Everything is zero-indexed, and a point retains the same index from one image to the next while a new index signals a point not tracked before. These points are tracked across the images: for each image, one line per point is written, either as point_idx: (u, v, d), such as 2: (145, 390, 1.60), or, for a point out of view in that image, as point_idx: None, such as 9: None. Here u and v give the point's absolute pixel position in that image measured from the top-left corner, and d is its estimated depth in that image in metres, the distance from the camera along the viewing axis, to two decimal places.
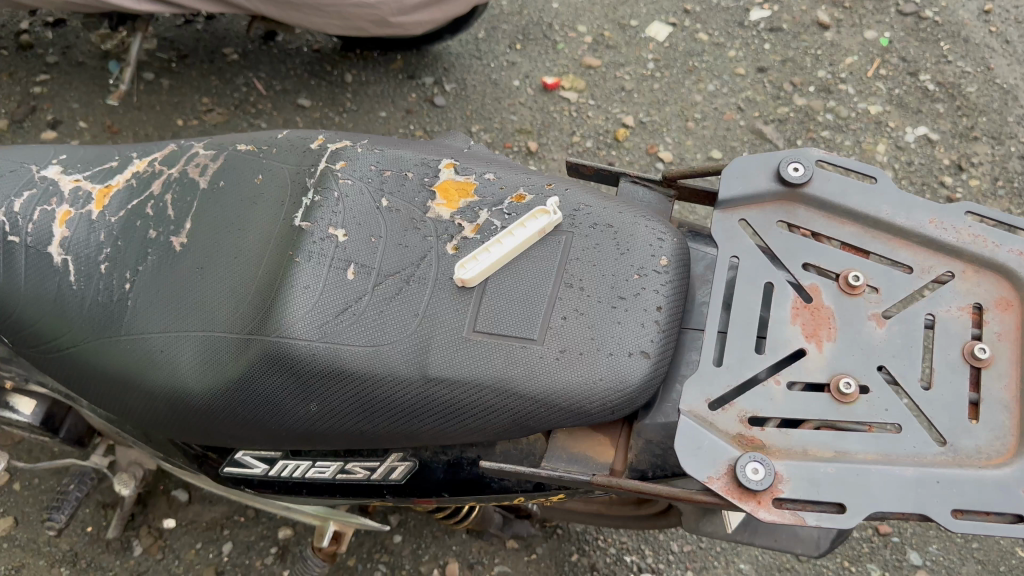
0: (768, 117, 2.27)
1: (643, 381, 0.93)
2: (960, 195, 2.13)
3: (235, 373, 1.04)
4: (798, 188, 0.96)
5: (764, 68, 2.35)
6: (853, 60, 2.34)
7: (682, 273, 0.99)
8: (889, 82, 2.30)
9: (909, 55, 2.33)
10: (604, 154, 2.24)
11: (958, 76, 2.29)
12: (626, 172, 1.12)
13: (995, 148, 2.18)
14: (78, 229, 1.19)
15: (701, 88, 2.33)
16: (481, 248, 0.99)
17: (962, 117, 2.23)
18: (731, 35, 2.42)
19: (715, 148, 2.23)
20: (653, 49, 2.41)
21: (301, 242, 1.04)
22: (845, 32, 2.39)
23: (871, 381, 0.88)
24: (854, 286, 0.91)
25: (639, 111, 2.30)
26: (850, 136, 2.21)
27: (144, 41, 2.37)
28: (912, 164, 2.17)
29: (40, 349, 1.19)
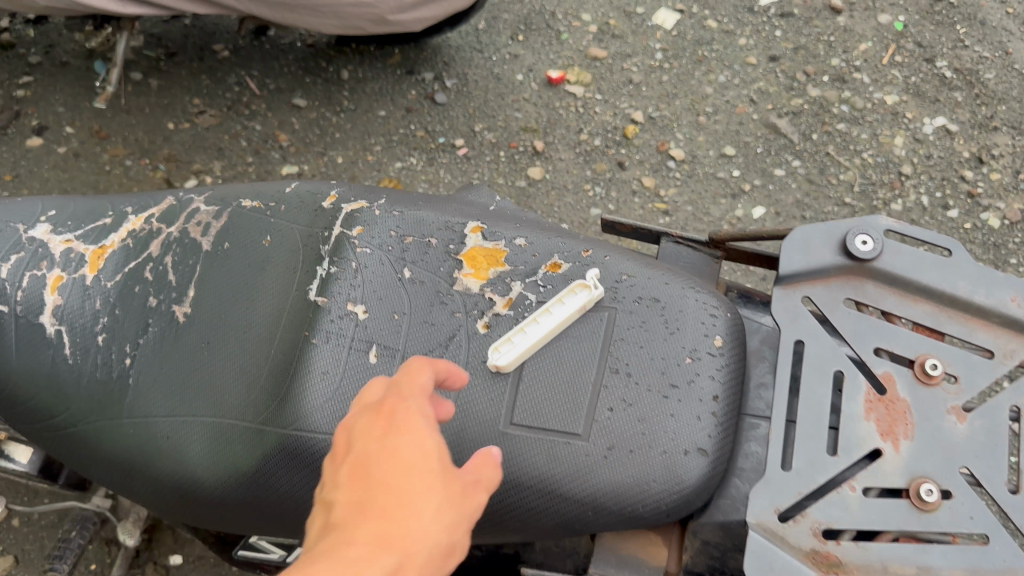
0: (781, 109, 2.04)
1: (700, 482, 0.84)
2: (981, 192, 1.90)
3: (249, 465, 0.95)
4: (866, 263, 0.87)
5: (775, 56, 2.11)
6: (867, 46, 2.10)
7: (739, 354, 0.90)
8: (904, 69, 2.06)
9: (925, 40, 2.09)
10: (612, 153, 2.02)
11: (975, 62, 2.05)
12: (667, 231, 1.04)
13: (1016, 138, 1.96)
14: (71, 297, 1.10)
15: (712, 79, 2.10)
16: (515, 330, 0.91)
17: (980, 105, 2.00)
18: (741, 22, 2.17)
19: (729, 145, 2.01)
20: (661, 38, 2.17)
21: (317, 321, 0.96)
22: (858, 16, 2.15)
23: (953, 485, 0.80)
24: (932, 375, 0.83)
25: (647, 106, 2.07)
26: (866, 129, 2.00)
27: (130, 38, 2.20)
28: (931, 158, 1.95)
29: (34, 426, 1.10)
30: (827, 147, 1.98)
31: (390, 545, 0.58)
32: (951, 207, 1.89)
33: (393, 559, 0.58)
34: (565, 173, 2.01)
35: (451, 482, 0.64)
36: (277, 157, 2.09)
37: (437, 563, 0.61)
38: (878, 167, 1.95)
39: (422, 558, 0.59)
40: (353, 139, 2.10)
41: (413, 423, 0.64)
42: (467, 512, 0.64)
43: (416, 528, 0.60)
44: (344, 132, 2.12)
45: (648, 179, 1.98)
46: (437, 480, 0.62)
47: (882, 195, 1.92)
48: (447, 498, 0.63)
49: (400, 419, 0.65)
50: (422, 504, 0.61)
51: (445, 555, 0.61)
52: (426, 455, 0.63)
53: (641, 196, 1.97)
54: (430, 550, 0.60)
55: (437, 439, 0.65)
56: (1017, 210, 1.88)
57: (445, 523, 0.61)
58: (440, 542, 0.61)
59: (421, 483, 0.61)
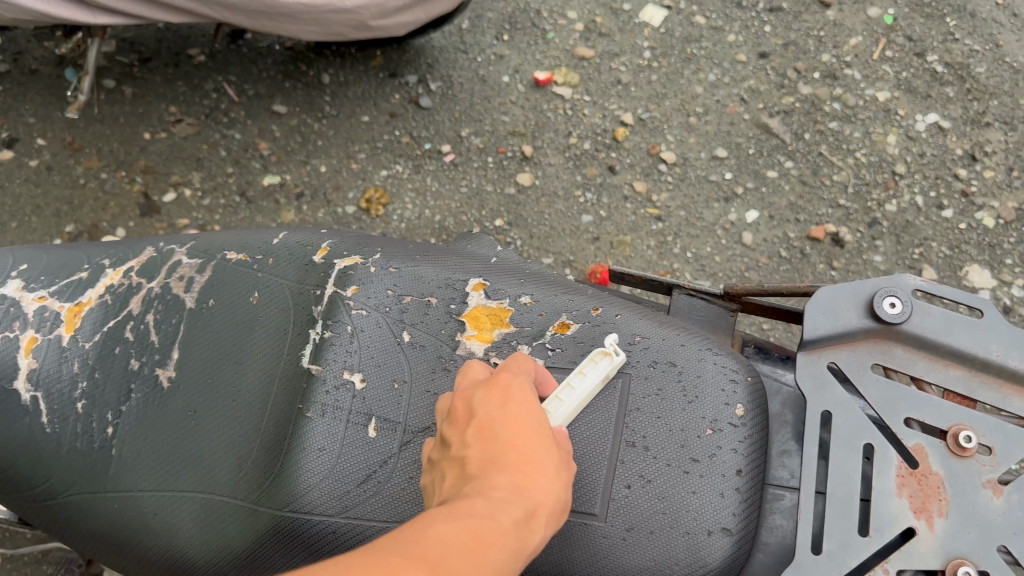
0: (773, 108, 1.99)
1: (724, 565, 0.79)
2: (975, 191, 1.86)
3: (241, 545, 0.89)
4: (894, 326, 0.83)
5: (765, 53, 2.06)
6: (857, 41, 2.05)
7: (761, 423, 0.85)
8: (896, 65, 2.01)
9: (915, 34, 2.04)
10: (603, 157, 1.96)
11: (966, 56, 2.01)
12: (680, 283, 1.00)
13: (1008, 134, 1.91)
14: (47, 360, 1.04)
15: (702, 78, 2.04)
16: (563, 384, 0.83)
17: (971, 101, 1.96)
18: (729, 17, 2.11)
19: (720, 146, 1.96)
20: (648, 36, 2.10)
21: (311, 391, 0.90)
22: (848, 9, 2.09)
23: (991, 566, 0.75)
24: (966, 447, 0.79)
25: (637, 107, 2.01)
26: (859, 127, 1.95)
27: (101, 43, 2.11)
28: (924, 157, 1.90)
29: (13, 497, 1.04)
30: (819, 147, 1.94)
31: (528, 489, 0.65)
32: (946, 207, 1.85)
33: (531, 502, 0.64)
34: (554, 178, 1.95)
35: (560, 449, 0.72)
36: (258, 167, 2.02)
37: (557, 514, 0.67)
38: (871, 167, 1.90)
39: (551, 507, 0.66)
40: (336, 147, 2.04)
41: (525, 395, 0.72)
42: (571, 478, 0.72)
43: (546, 481, 0.66)
44: (327, 140, 2.05)
45: (639, 184, 1.92)
46: (551, 445, 0.70)
47: (876, 196, 1.87)
48: (560, 461, 0.70)
49: (516, 391, 0.73)
50: (544, 460, 0.68)
51: (560, 512, 0.68)
52: (541, 421, 0.71)
53: (633, 201, 1.91)
54: (554, 500, 0.67)
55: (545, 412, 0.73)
56: (1012, 208, 1.83)
57: (562, 482, 0.68)
58: (561, 496, 0.68)
59: (543, 442, 0.69)
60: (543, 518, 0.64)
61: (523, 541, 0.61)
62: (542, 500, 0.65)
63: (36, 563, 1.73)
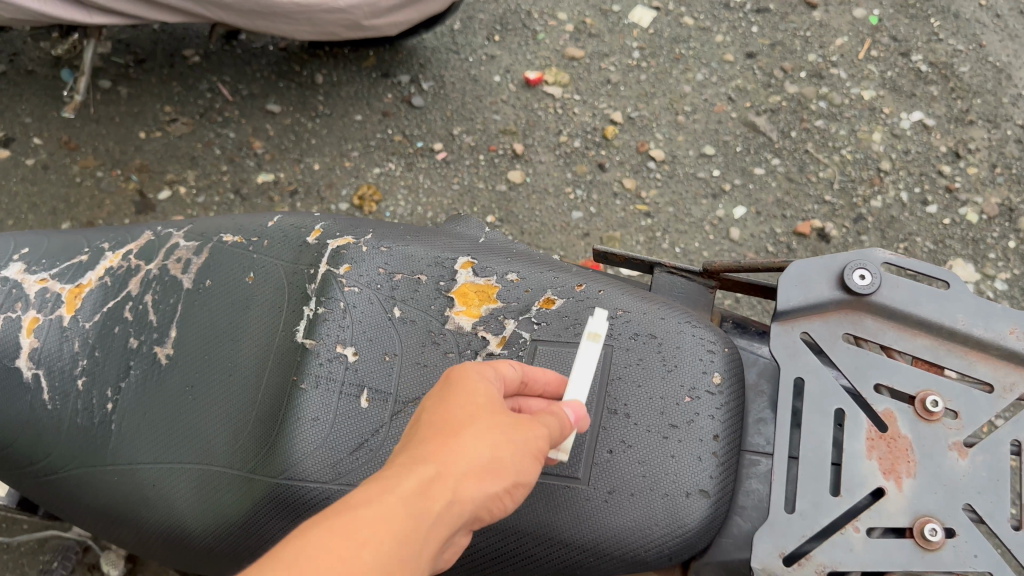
0: (759, 106, 2.03)
1: (702, 525, 0.83)
2: (959, 187, 1.90)
3: (238, 513, 0.93)
4: (864, 297, 0.86)
5: (752, 53, 2.10)
6: (843, 41, 2.09)
7: (738, 391, 0.89)
8: (881, 64, 2.05)
9: (899, 34, 2.08)
10: (592, 155, 2.00)
11: (950, 55, 2.05)
12: (661, 261, 1.03)
13: (991, 132, 1.95)
14: (49, 339, 1.07)
15: (690, 77, 2.08)
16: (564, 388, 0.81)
17: (956, 99, 1.99)
18: (717, 18, 2.15)
19: (708, 144, 1.99)
20: (637, 36, 2.14)
21: (305, 364, 0.93)
22: (834, 10, 2.14)
23: (956, 523, 0.79)
24: (933, 412, 0.82)
25: (627, 106, 2.05)
26: (844, 125, 1.99)
27: (96, 44, 2.14)
28: (908, 154, 1.94)
29: (16, 472, 1.06)
30: (805, 145, 1.98)
31: (432, 456, 0.61)
32: (930, 203, 1.88)
33: (432, 465, 0.60)
34: (544, 175, 1.99)
35: (506, 415, 0.67)
36: (252, 165, 2.05)
37: (484, 478, 0.61)
38: (857, 164, 1.94)
39: (467, 468, 0.61)
40: (330, 145, 2.07)
41: (464, 375, 0.69)
42: (526, 440, 0.65)
43: (462, 442, 0.62)
44: (321, 138, 2.08)
45: (629, 180, 1.96)
46: (482, 410, 0.66)
47: (861, 192, 1.91)
48: (498, 424, 0.65)
49: (457, 376, 0.69)
50: (466, 431, 0.63)
51: (496, 474, 0.62)
52: (473, 394, 0.67)
53: (622, 198, 1.95)
54: (477, 460, 0.61)
55: (490, 388, 0.68)
56: (995, 204, 1.88)
57: (493, 443, 0.63)
58: (489, 456, 0.62)
59: (467, 410, 0.65)
60: (453, 480, 0.59)
61: (417, 517, 0.56)
62: (456, 462, 0.60)
63: (32, 554, 1.76)
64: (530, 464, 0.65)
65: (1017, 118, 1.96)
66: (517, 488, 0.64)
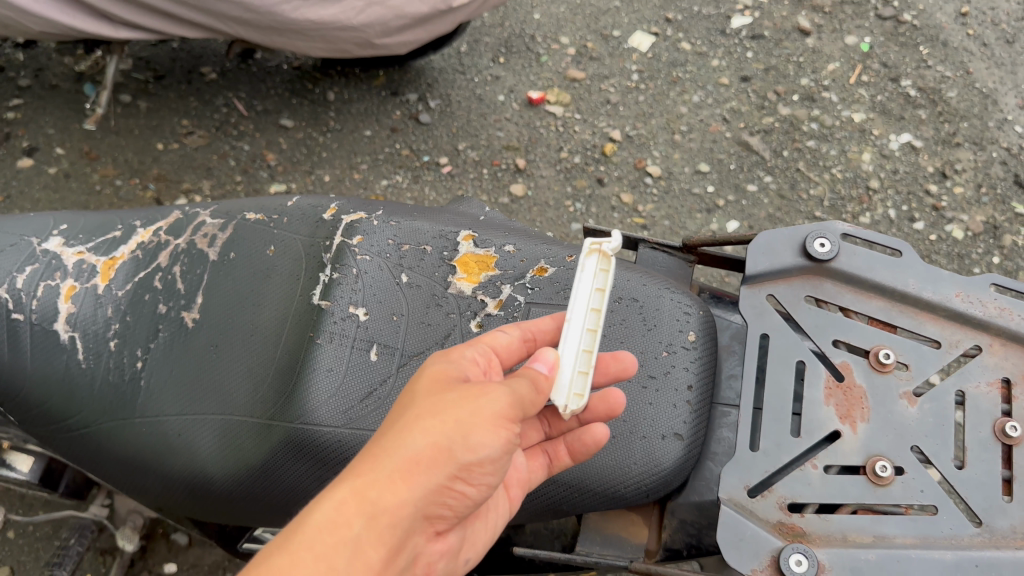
0: (753, 127, 2.13)
1: (677, 464, 0.92)
2: (945, 205, 1.99)
3: (257, 458, 1.01)
4: (824, 263, 0.96)
5: (747, 77, 2.21)
6: (835, 67, 2.20)
7: (710, 348, 0.99)
8: (871, 88, 2.16)
9: (889, 60, 2.20)
10: (592, 171, 2.10)
11: (938, 81, 2.15)
12: (644, 237, 1.13)
13: (977, 154, 2.06)
14: (84, 305, 1.15)
15: (686, 99, 2.18)
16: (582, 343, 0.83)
17: (943, 122, 2.10)
18: (713, 44, 2.26)
19: (703, 162, 2.09)
20: (636, 60, 2.25)
21: (321, 322, 1.03)
22: (826, 38, 2.25)
23: (905, 462, 0.88)
24: (885, 363, 0.91)
25: (626, 125, 2.15)
26: (835, 146, 2.08)
27: (118, 61, 2.23)
28: (897, 173, 2.04)
29: (46, 430, 1.12)
30: (796, 164, 2.07)
31: (366, 460, 0.69)
32: (917, 220, 1.98)
33: (363, 470, 0.68)
34: (546, 189, 2.08)
35: (450, 395, 0.73)
36: (266, 177, 2.14)
37: (421, 465, 0.68)
38: (847, 182, 2.03)
39: (398, 462, 0.68)
40: (340, 158, 2.16)
41: (414, 384, 0.76)
42: (470, 413, 0.71)
43: (395, 439, 0.69)
44: (331, 152, 2.17)
45: (627, 195, 2.05)
46: (421, 403, 0.73)
47: (850, 209, 2.00)
48: (434, 409, 0.71)
49: (414, 385, 0.77)
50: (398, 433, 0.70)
51: (434, 457, 0.68)
52: (415, 394, 0.75)
53: (620, 211, 2.04)
54: (408, 452, 0.68)
55: (438, 383, 0.75)
56: (979, 222, 1.97)
57: (428, 428, 0.69)
58: (423, 442, 0.69)
59: (406, 410, 0.73)
60: (381, 479, 0.67)
61: (334, 529, 0.64)
62: (385, 463, 0.68)
63: (48, 539, 1.80)
64: (480, 439, 0.70)
65: (1003, 141, 2.07)
66: (470, 462, 0.70)
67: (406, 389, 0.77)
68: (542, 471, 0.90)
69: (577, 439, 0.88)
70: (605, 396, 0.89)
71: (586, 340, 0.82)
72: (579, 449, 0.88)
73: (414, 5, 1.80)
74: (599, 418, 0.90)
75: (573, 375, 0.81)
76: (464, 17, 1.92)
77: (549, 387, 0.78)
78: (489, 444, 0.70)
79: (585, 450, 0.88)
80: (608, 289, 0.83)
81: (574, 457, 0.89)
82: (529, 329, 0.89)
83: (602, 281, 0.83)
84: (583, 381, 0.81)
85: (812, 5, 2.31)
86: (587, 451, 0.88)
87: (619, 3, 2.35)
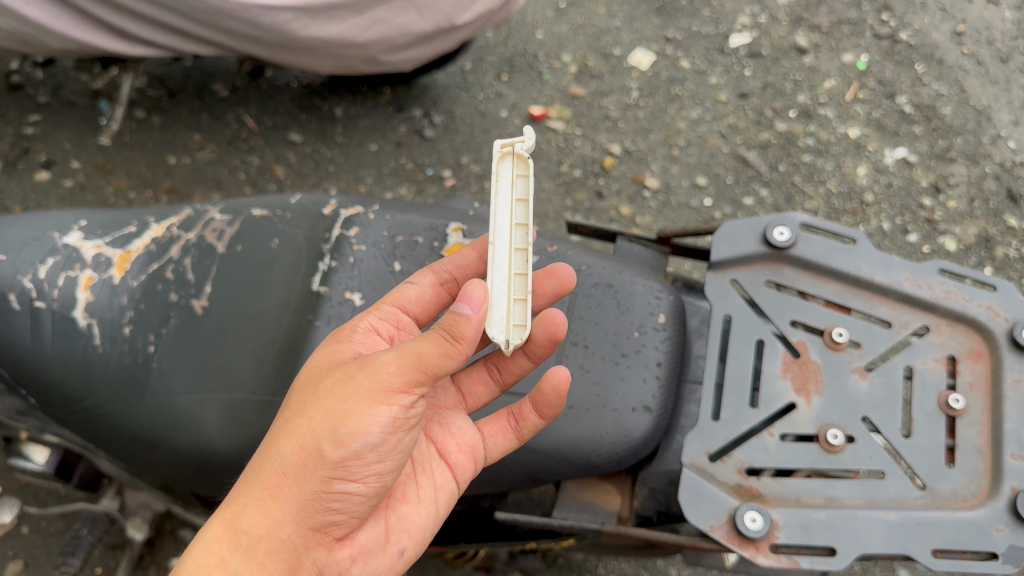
0: (750, 142, 2.18)
1: (645, 434, 1.01)
2: (938, 218, 2.04)
3: (263, 431, 1.10)
4: (783, 250, 1.05)
5: (745, 93, 2.27)
6: (831, 84, 2.26)
7: (678, 329, 1.09)
8: (866, 105, 2.21)
9: (885, 78, 2.25)
10: (591, 184, 2.16)
11: (933, 98, 2.21)
12: (622, 232, 1.27)
13: (971, 168, 2.10)
14: (101, 295, 1.18)
15: (685, 115, 2.25)
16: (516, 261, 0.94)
17: (937, 138, 2.15)
18: (712, 62, 2.33)
19: (700, 175, 2.15)
20: (636, 77, 2.33)
21: (319, 306, 1.17)
22: (823, 56, 2.31)
23: (856, 432, 0.96)
24: (839, 341, 1.00)
25: (624, 140, 2.22)
26: (830, 161, 2.14)
27: (133, 79, 2.33)
28: (891, 187, 2.09)
29: (60, 409, 1.15)
30: (792, 178, 2.13)
31: (246, 481, 0.83)
32: (910, 232, 2.03)
33: (242, 494, 0.82)
34: (547, 202, 2.14)
35: (327, 387, 0.84)
36: (274, 189, 2.22)
37: (290, 476, 0.81)
38: (841, 196, 2.09)
39: (269, 477, 0.81)
40: (346, 172, 2.24)
41: (302, 384, 0.89)
42: (339, 404, 0.82)
43: (269, 453, 0.83)
44: (339, 166, 2.26)
45: (625, 208, 2.12)
46: (300, 404, 0.85)
47: (844, 221, 2.05)
48: (306, 410, 0.83)
49: (306, 381, 0.90)
50: (272, 445, 0.83)
51: (304, 461, 0.81)
52: (301, 395, 0.87)
53: (618, 222, 2.11)
54: (278, 465, 0.82)
55: (319, 379, 0.88)
56: (971, 234, 2.02)
57: (295, 435, 0.82)
58: (290, 449, 0.81)
59: (287, 415, 0.85)
60: (252, 502, 0.81)
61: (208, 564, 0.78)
62: (258, 482, 0.82)
63: (60, 533, 1.80)
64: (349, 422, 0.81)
65: (996, 156, 2.12)
66: (345, 455, 0.81)
67: (305, 382, 0.90)
68: (504, 436, 0.99)
69: (536, 394, 0.95)
70: (546, 319, 0.98)
71: (519, 263, 0.93)
72: (543, 401, 0.94)
73: (419, 23, 1.88)
74: (544, 350, 1.01)
75: (511, 304, 0.92)
76: (465, 36, 2.01)
77: (472, 327, 0.84)
78: (359, 430, 0.80)
79: (547, 399, 0.94)
80: (528, 199, 0.93)
81: (540, 410, 0.95)
82: (443, 271, 1.08)
83: (521, 191, 0.94)
84: (524, 307, 0.93)
85: (809, 25, 2.37)
86: (551, 401, 0.94)
87: (620, 24, 2.43)
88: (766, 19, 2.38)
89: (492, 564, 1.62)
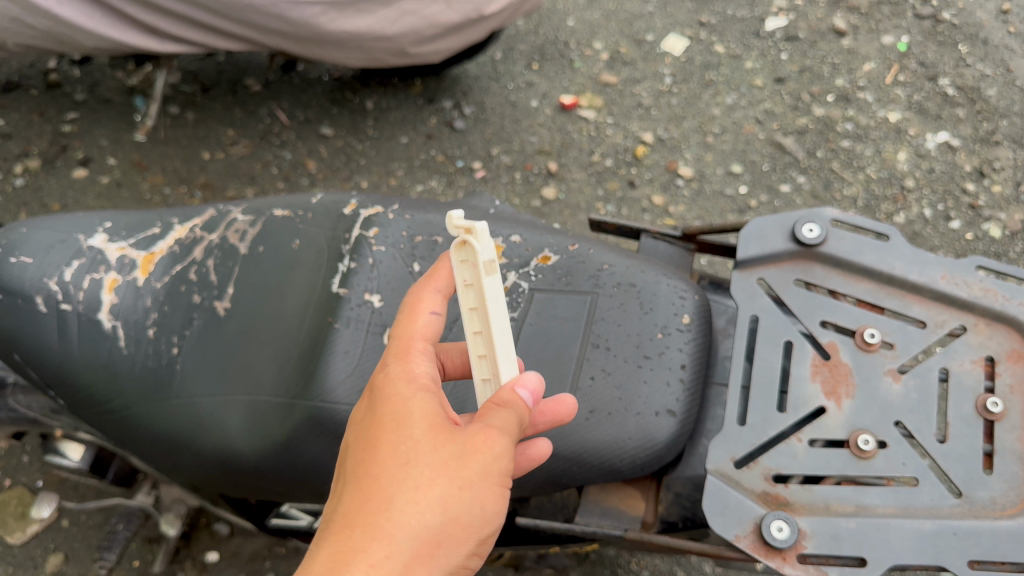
0: (787, 128, 2.13)
1: (670, 438, 0.98)
2: (982, 204, 1.97)
3: (282, 434, 1.09)
4: (812, 248, 1.03)
5: (781, 78, 2.21)
6: (871, 67, 2.20)
7: (704, 329, 1.06)
8: (908, 88, 2.14)
9: (927, 59, 2.18)
10: (623, 173, 2.12)
11: (977, 80, 2.13)
12: (647, 228, 1.25)
13: (1017, 152, 2.03)
14: (126, 297, 1.18)
15: (719, 101, 2.20)
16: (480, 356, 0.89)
17: (981, 121, 2.08)
18: (747, 46, 2.28)
19: (735, 162, 2.10)
20: (669, 63, 2.28)
21: (338, 307, 1.16)
22: (862, 38, 2.24)
23: (888, 437, 0.93)
24: (870, 342, 0.97)
25: (657, 128, 2.18)
26: (870, 146, 2.07)
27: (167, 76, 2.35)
28: (933, 172, 2.02)
29: (89, 410, 1.14)
30: (830, 164, 2.07)
31: (381, 538, 0.70)
32: (953, 219, 1.96)
33: (379, 555, 0.69)
34: (578, 192, 2.11)
35: (461, 452, 0.76)
36: (306, 183, 2.22)
37: (444, 544, 0.72)
38: (881, 182, 2.02)
39: (418, 542, 0.71)
40: (377, 165, 2.23)
41: (385, 437, 0.78)
42: (484, 480, 0.75)
43: (413, 512, 0.72)
44: (369, 158, 2.24)
45: (658, 197, 2.08)
46: (428, 459, 0.75)
47: (884, 209, 1.99)
48: (446, 475, 0.74)
49: (385, 437, 0.78)
50: (396, 502, 0.72)
51: (451, 534, 0.73)
52: (421, 446, 0.76)
53: (651, 212, 2.06)
54: (428, 531, 0.72)
55: (408, 432, 0.77)
56: (1018, 220, 1.94)
57: (445, 501, 0.73)
58: (445, 516, 0.73)
59: (414, 468, 0.74)
60: (405, 568, 0.69)
61: None
62: (405, 541, 0.70)
63: (98, 527, 1.83)
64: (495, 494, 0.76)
65: None
66: (483, 532, 0.76)
67: (404, 424, 0.78)
68: None
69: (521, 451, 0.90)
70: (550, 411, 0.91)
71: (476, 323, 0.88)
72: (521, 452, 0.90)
73: (447, 13, 1.87)
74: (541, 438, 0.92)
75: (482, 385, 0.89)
76: (495, 25, 1.98)
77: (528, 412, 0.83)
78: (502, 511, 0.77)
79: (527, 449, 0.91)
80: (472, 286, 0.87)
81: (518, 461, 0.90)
82: None
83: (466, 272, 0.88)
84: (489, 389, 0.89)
85: (847, 6, 2.31)
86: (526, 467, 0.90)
87: (653, 8, 2.38)
88: (803, 2, 2.32)
89: (522, 561, 1.61)
